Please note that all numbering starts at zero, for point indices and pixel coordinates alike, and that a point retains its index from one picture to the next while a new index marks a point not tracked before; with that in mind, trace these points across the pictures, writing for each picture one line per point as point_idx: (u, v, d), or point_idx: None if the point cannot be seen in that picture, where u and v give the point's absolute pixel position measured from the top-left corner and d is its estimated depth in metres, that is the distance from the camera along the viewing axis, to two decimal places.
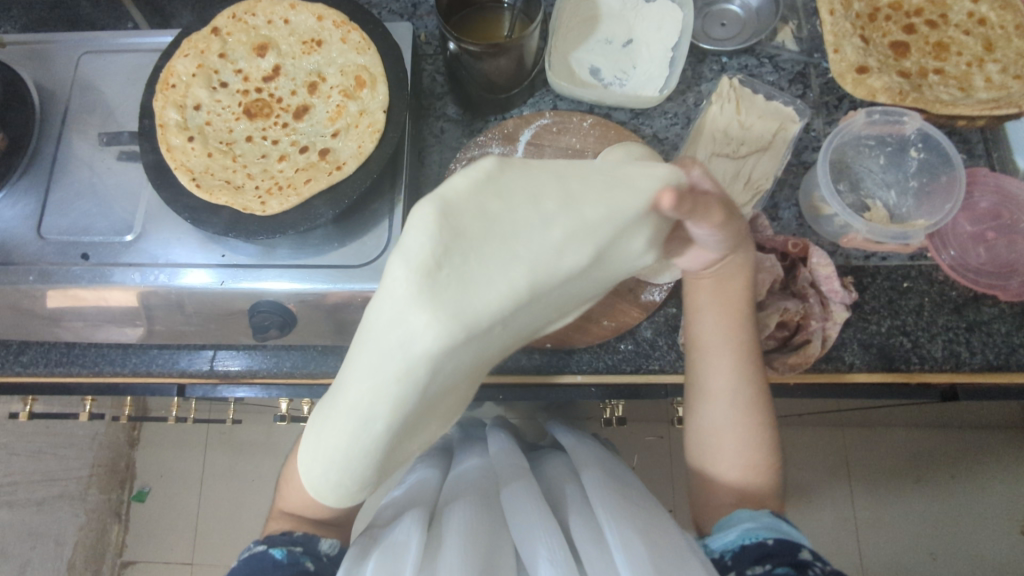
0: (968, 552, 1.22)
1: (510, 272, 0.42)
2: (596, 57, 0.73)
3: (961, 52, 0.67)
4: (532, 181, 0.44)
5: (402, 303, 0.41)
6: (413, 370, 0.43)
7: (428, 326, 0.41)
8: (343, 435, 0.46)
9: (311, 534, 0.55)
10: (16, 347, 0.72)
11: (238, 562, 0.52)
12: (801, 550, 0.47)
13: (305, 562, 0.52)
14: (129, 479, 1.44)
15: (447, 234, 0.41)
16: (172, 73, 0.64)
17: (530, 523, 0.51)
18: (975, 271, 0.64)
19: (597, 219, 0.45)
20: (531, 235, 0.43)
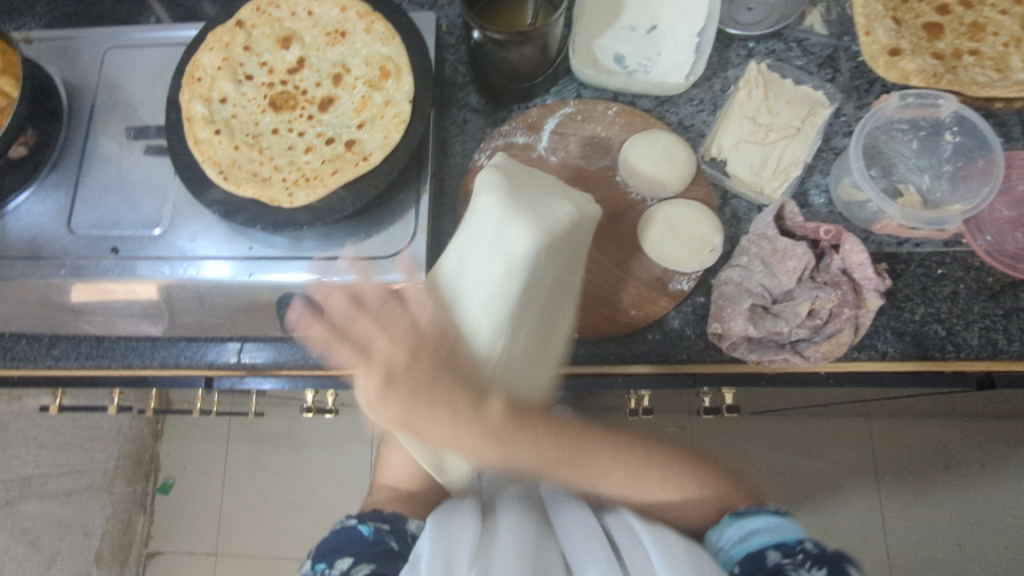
0: (999, 545, 1.20)
1: (563, 198, 0.59)
2: (621, 44, 0.72)
3: (997, 33, 0.65)
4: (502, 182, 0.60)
5: (498, 221, 0.56)
6: (509, 269, 0.55)
7: (523, 231, 0.55)
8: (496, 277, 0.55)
9: (399, 513, 0.57)
10: (47, 340, 0.73)
11: (328, 532, 0.55)
12: (768, 554, 0.51)
13: (389, 542, 0.53)
14: (154, 471, 1.45)
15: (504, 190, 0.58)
16: (198, 66, 0.64)
17: (584, 536, 0.51)
18: (1013, 256, 0.63)
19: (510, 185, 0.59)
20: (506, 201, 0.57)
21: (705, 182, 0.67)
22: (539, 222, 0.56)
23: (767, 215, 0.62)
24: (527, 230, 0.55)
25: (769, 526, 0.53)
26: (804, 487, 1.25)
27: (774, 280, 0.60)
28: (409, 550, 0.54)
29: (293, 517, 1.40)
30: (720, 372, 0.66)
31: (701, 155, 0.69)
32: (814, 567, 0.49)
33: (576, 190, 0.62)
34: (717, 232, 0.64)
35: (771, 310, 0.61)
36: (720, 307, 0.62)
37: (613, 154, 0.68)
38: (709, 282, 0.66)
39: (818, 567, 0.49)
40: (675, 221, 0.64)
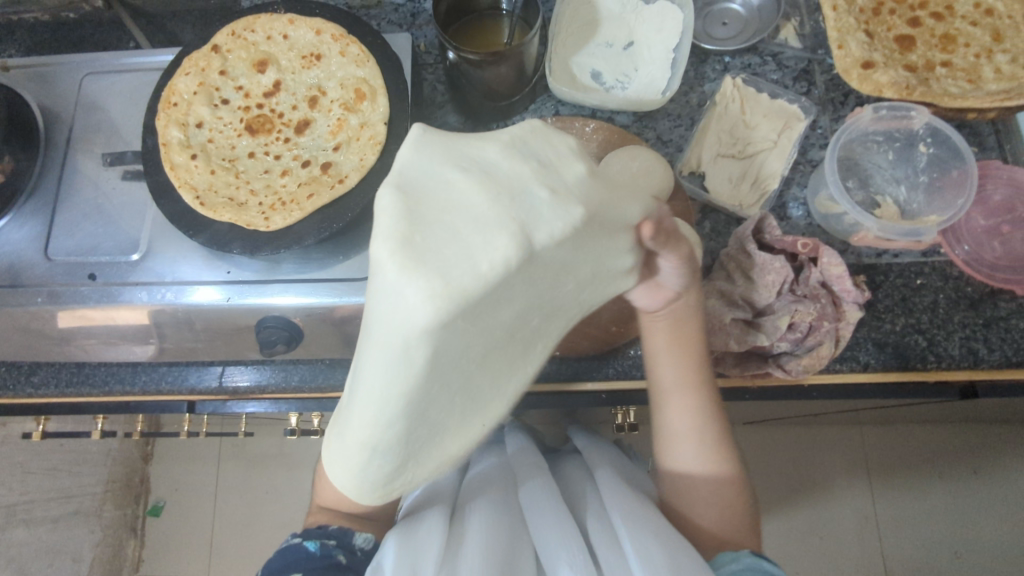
0: (995, 551, 1.19)
1: (498, 234, 0.40)
2: (597, 60, 0.72)
3: (968, 44, 0.66)
4: (450, 178, 0.42)
5: (392, 282, 0.39)
6: (411, 348, 0.40)
7: (419, 297, 0.39)
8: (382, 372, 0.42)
9: (345, 528, 0.56)
10: (27, 367, 0.72)
11: (274, 554, 0.53)
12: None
13: (337, 556, 0.53)
14: (144, 494, 1.46)
15: (410, 209, 0.40)
16: (174, 92, 0.64)
17: (550, 529, 0.51)
18: (991, 266, 0.63)
19: (456, 192, 0.41)
20: (468, 224, 0.40)
21: (684, 197, 0.66)
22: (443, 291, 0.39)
23: (747, 230, 0.62)
24: (423, 297, 0.39)
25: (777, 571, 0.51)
26: (799, 497, 1.25)
27: (754, 295, 0.60)
28: (357, 564, 0.54)
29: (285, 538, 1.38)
30: (703, 387, 0.66)
31: (680, 169, 0.69)
32: None
33: (538, 198, 0.41)
34: (698, 244, 0.60)
35: (754, 324, 0.61)
36: (701, 323, 0.61)
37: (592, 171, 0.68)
38: None
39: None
40: None
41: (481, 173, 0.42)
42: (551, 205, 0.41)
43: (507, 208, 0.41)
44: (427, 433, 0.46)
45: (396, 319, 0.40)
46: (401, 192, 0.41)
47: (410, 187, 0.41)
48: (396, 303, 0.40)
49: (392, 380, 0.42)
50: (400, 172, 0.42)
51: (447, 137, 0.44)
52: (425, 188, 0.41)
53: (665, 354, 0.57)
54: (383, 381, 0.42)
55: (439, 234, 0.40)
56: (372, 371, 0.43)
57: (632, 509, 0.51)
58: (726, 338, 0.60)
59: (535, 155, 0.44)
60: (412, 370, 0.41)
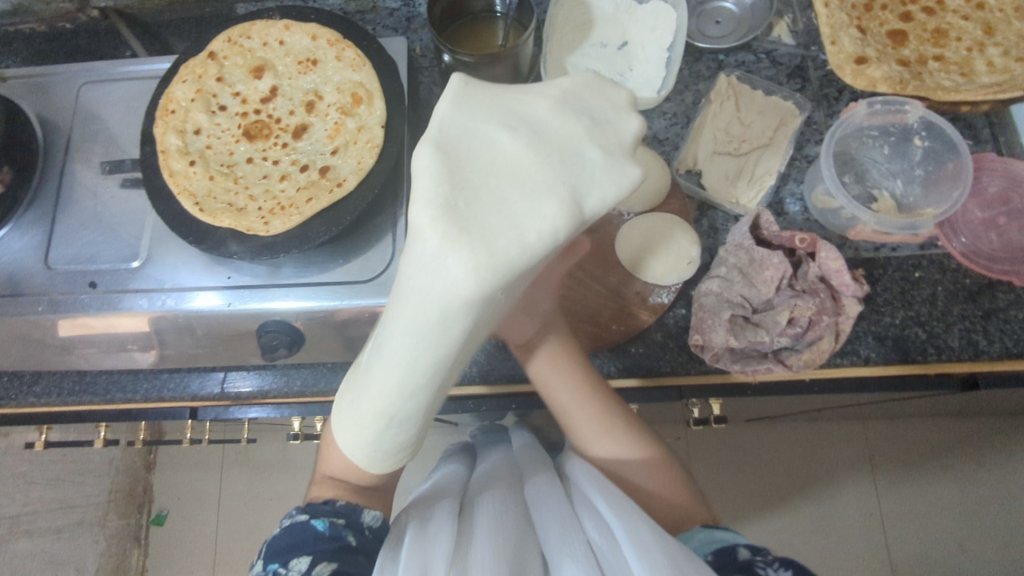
0: (1001, 544, 1.19)
1: (546, 201, 0.39)
2: (592, 60, 0.73)
3: (960, 38, 0.66)
4: (501, 136, 0.41)
5: (432, 249, 0.39)
6: (448, 316, 0.40)
7: (460, 266, 0.38)
8: (414, 337, 0.42)
9: (353, 505, 0.56)
10: (29, 377, 0.72)
11: (280, 532, 0.53)
12: (740, 551, 0.47)
13: (345, 536, 0.53)
14: (147, 503, 1.43)
15: (453, 169, 0.40)
16: (171, 99, 0.65)
17: (556, 525, 0.50)
18: (989, 257, 0.63)
19: (505, 152, 0.40)
20: (518, 185, 0.39)
21: (682, 195, 0.67)
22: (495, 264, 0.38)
23: (744, 226, 0.62)
24: (467, 268, 0.38)
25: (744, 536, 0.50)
26: (803, 494, 1.25)
27: (753, 290, 0.60)
28: (366, 545, 0.54)
29: None
30: (705, 383, 0.66)
31: (676, 168, 0.69)
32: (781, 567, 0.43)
33: (590, 161, 0.41)
34: (694, 243, 0.63)
35: (752, 320, 0.61)
36: (700, 320, 0.62)
37: None
38: (690, 293, 0.66)
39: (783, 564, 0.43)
40: (655, 235, 0.64)
41: (530, 133, 0.41)
42: (604, 167, 0.41)
43: (563, 172, 0.40)
44: (443, 396, 0.49)
45: (435, 285, 0.39)
46: (441, 151, 0.40)
47: (456, 144, 0.41)
48: (433, 270, 0.39)
49: (421, 346, 0.42)
50: (443, 130, 0.41)
51: (494, 91, 0.43)
52: (469, 146, 0.41)
53: (556, 377, 0.60)
54: (413, 346, 0.42)
55: (485, 200, 0.39)
56: (401, 333, 0.43)
57: (636, 506, 0.50)
58: (725, 334, 0.60)
59: (588, 113, 0.44)
60: (447, 334, 0.41)
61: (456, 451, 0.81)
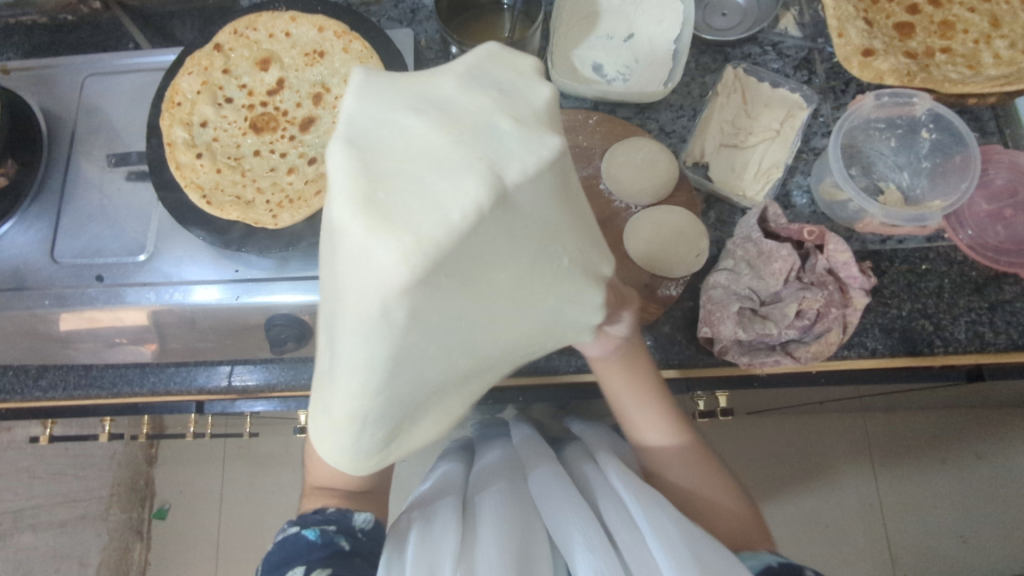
0: (998, 533, 1.21)
1: (467, 177, 0.31)
2: (598, 53, 0.72)
3: (967, 30, 0.66)
4: (409, 116, 0.32)
5: (358, 247, 0.30)
6: (391, 316, 0.32)
7: (392, 259, 0.30)
8: (361, 345, 0.34)
9: (344, 510, 0.56)
10: (34, 370, 0.72)
11: (274, 545, 0.53)
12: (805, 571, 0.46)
13: (338, 542, 0.53)
14: (150, 496, 1.45)
15: (365, 156, 0.31)
16: (177, 92, 0.64)
17: (567, 516, 0.51)
18: (994, 249, 0.63)
19: (418, 130, 0.32)
20: (437, 165, 0.31)
21: (689, 186, 0.67)
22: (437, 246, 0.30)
23: (752, 218, 0.63)
24: (397, 258, 0.30)
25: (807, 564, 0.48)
26: (803, 485, 1.26)
27: (761, 283, 0.61)
28: (359, 549, 0.54)
29: None
30: (713, 374, 0.66)
31: (683, 162, 0.69)
32: None
33: (508, 132, 0.33)
34: (702, 236, 0.64)
35: (760, 312, 0.61)
36: (709, 312, 0.62)
37: (597, 164, 0.68)
38: (697, 285, 0.66)
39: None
40: (662, 228, 0.64)
41: (441, 113, 0.33)
42: (521, 138, 0.33)
43: (481, 143, 0.32)
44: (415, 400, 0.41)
45: (364, 286, 0.31)
46: (352, 146, 0.31)
47: (360, 130, 0.32)
48: (361, 273, 0.31)
49: (376, 359, 0.35)
50: (347, 123, 0.32)
51: (392, 75, 0.34)
52: (380, 126, 0.32)
53: (624, 391, 0.60)
54: (367, 358, 0.35)
55: (408, 188, 0.30)
56: (349, 344, 0.35)
57: (646, 496, 0.51)
58: (733, 327, 0.60)
59: (496, 82, 0.35)
60: (396, 337, 0.33)
61: (455, 450, 0.81)
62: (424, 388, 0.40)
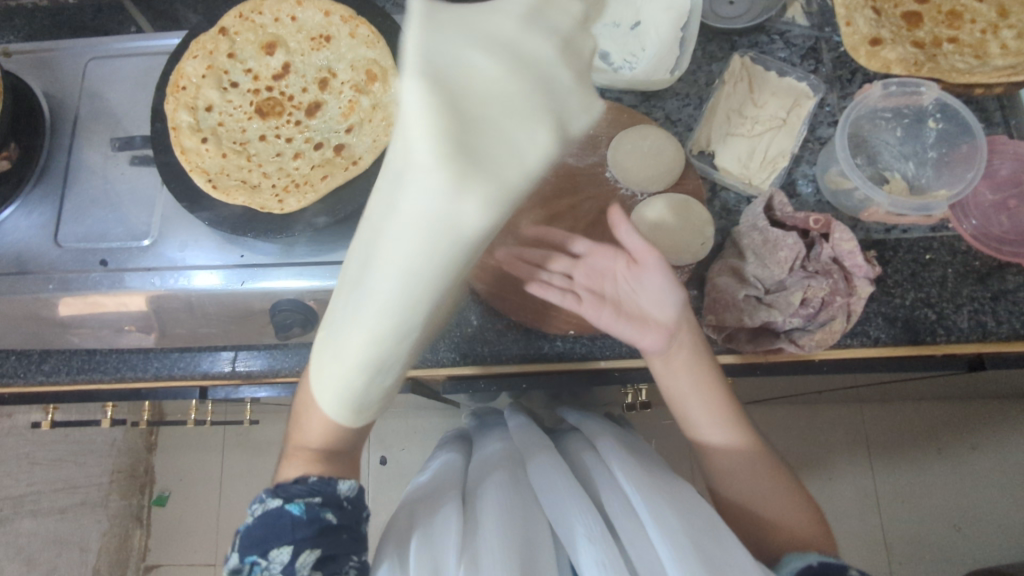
0: (993, 522, 1.22)
1: (537, 125, 0.45)
2: (605, 41, 0.72)
3: (975, 20, 0.66)
4: (473, 59, 0.45)
5: (429, 191, 0.42)
6: (440, 245, 0.43)
7: (478, 207, 0.42)
8: (398, 274, 0.44)
9: (327, 479, 0.55)
10: (37, 356, 0.72)
11: (255, 520, 0.51)
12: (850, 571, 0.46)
13: (324, 515, 0.52)
14: (149, 484, 1.46)
15: (447, 97, 0.43)
16: (182, 75, 0.63)
17: (567, 507, 0.51)
18: (999, 240, 0.63)
19: (484, 83, 0.44)
20: (505, 130, 0.44)
21: (696, 174, 0.67)
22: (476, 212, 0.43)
23: (758, 206, 0.63)
24: (481, 209, 0.42)
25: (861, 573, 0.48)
26: (801, 475, 1.26)
27: (766, 271, 0.61)
28: (345, 519, 0.53)
29: None
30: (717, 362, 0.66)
31: (690, 149, 0.69)
32: None
33: (541, 137, 0.45)
34: (707, 224, 0.63)
35: (765, 301, 0.61)
36: (714, 299, 0.62)
37: (603, 151, 0.68)
38: (702, 274, 0.66)
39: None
40: (667, 215, 0.63)
41: (507, 55, 0.46)
42: (530, 139, 0.44)
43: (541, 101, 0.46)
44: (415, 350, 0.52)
45: (441, 217, 0.42)
46: (427, 83, 0.42)
47: (440, 79, 0.43)
48: (435, 211, 0.42)
49: (409, 288, 0.44)
50: (424, 60, 0.43)
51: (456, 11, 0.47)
52: (447, 66, 0.44)
53: (687, 390, 0.59)
54: (396, 293, 0.45)
55: (483, 127, 0.43)
56: (393, 267, 0.44)
57: (645, 484, 0.51)
58: (738, 314, 0.61)
59: (520, 54, 0.47)
60: (442, 265, 0.44)
61: (453, 439, 0.82)
62: (428, 320, 0.50)
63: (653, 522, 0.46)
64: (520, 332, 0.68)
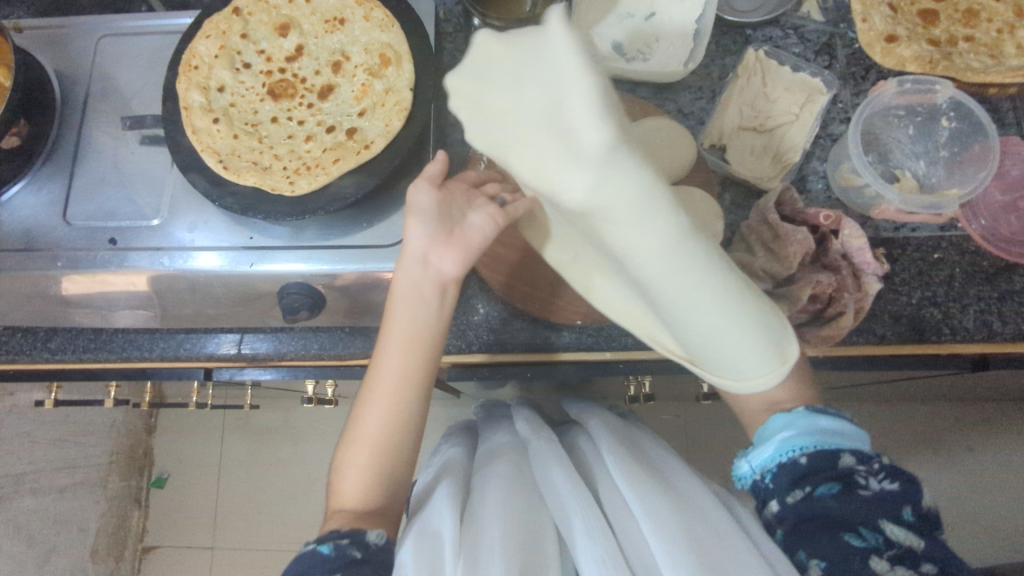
0: (987, 524, 1.23)
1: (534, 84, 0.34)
2: (619, 31, 0.72)
3: (991, 19, 0.66)
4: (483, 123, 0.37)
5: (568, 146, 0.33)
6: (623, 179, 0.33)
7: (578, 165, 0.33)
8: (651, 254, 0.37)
9: (357, 526, 0.51)
10: (42, 334, 0.71)
11: (290, 563, 0.49)
12: (842, 458, 0.47)
13: (352, 553, 0.49)
14: (147, 466, 1.46)
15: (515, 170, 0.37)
16: (195, 55, 0.63)
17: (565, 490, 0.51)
18: (1007, 240, 0.64)
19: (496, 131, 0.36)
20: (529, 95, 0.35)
21: (706, 168, 0.67)
22: (721, 303, 0.39)
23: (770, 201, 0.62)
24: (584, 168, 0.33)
25: (850, 431, 0.50)
26: None
27: (776, 265, 0.60)
28: (374, 559, 0.49)
29: (291, 510, 1.39)
30: None
31: (702, 141, 0.69)
32: (885, 479, 0.46)
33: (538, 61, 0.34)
34: (717, 218, 0.61)
35: (771, 296, 0.61)
36: None
37: None
38: None
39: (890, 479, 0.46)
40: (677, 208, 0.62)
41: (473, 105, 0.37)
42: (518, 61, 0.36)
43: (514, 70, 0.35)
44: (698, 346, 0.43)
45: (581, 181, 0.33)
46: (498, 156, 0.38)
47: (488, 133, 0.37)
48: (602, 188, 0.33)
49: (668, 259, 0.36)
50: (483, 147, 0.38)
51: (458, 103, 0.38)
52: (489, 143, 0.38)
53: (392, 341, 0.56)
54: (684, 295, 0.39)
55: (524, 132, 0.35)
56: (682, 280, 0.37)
57: (642, 477, 0.51)
58: None
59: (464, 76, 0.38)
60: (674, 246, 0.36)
61: (459, 430, 0.83)
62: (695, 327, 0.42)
63: (650, 522, 0.46)
64: (527, 321, 0.67)
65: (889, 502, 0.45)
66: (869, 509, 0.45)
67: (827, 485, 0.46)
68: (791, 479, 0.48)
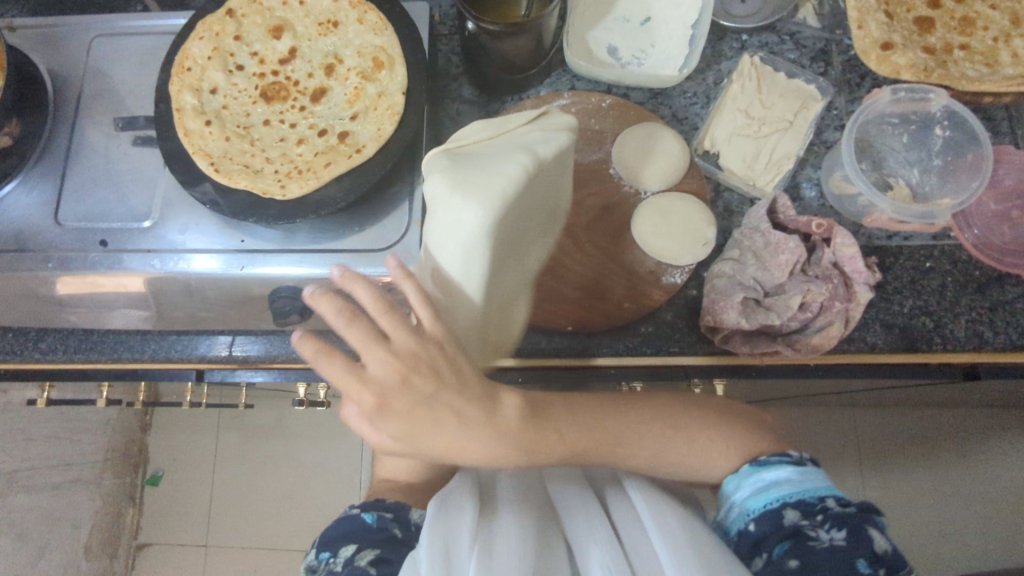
0: (979, 530, 1.23)
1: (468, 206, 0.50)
2: (614, 35, 0.72)
3: (987, 28, 0.66)
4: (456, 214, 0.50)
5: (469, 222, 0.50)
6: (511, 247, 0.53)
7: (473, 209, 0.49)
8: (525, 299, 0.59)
9: (402, 503, 0.57)
10: (34, 334, 0.71)
11: (335, 524, 0.55)
12: (785, 513, 0.47)
13: (392, 529, 0.54)
14: (143, 463, 1.46)
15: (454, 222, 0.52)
16: (188, 56, 0.63)
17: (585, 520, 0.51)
18: (999, 249, 0.64)
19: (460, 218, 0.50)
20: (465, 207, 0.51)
21: (698, 174, 0.67)
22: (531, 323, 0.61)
23: (762, 209, 0.63)
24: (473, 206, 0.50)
25: (805, 480, 0.49)
26: None
27: (766, 274, 0.61)
28: (412, 539, 0.54)
29: (285, 510, 1.39)
30: (715, 364, 0.66)
31: (694, 149, 0.69)
32: (833, 529, 0.46)
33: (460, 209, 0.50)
34: (711, 225, 0.64)
35: (762, 304, 0.61)
36: (712, 301, 0.61)
37: (607, 147, 0.67)
38: (701, 275, 0.66)
39: (838, 528, 0.46)
40: (671, 216, 0.64)
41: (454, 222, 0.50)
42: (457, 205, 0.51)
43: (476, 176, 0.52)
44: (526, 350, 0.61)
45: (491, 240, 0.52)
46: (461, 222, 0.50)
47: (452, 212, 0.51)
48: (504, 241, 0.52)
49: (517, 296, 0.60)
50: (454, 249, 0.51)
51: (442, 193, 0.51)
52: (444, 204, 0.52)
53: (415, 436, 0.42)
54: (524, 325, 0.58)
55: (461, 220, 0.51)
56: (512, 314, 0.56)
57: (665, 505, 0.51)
58: (737, 316, 0.59)
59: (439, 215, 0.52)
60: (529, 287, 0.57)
61: None
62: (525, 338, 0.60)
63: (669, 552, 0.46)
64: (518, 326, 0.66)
65: (841, 556, 0.44)
66: (822, 565, 0.44)
67: (781, 547, 0.46)
68: (750, 548, 0.49)
